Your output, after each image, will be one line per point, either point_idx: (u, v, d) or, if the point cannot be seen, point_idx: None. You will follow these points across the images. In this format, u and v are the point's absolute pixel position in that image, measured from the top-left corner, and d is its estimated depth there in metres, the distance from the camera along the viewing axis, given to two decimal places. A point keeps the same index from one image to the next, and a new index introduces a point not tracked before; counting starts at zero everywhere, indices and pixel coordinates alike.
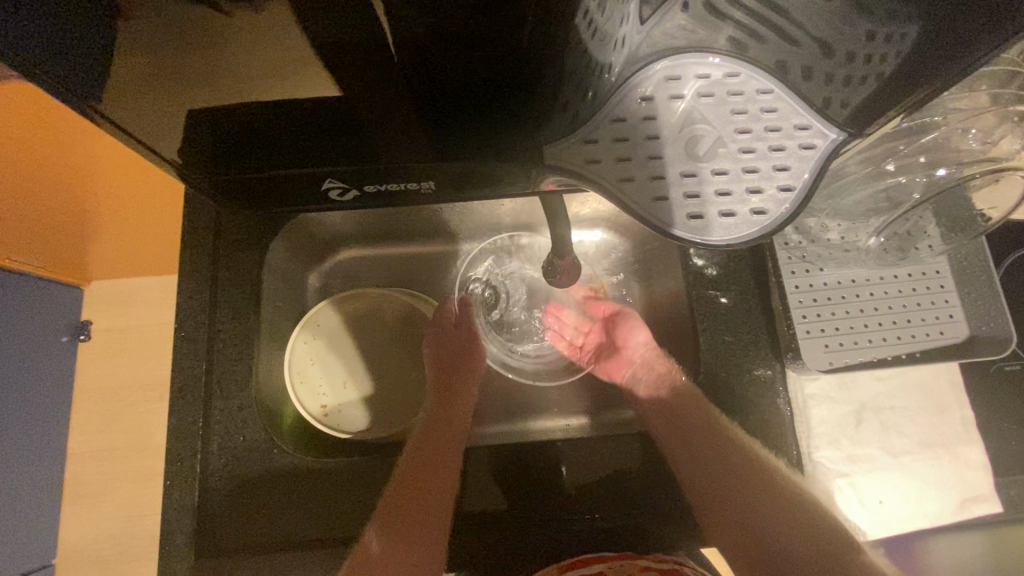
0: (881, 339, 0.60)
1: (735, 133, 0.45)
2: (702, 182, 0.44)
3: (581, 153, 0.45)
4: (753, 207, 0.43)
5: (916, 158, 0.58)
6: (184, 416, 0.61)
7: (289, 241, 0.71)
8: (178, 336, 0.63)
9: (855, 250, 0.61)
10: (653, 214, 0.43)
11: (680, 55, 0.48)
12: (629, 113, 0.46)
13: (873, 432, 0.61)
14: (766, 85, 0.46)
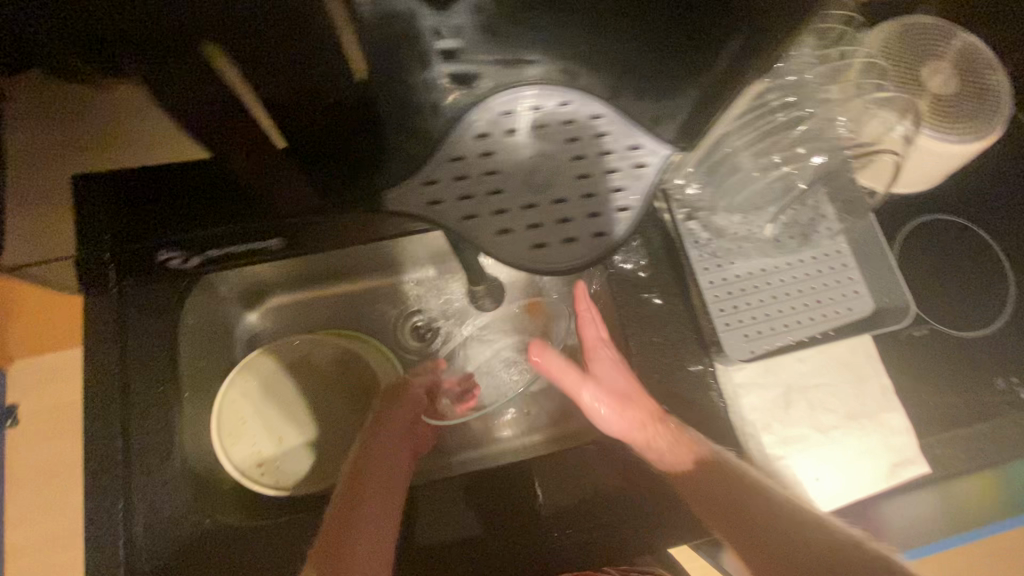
0: (796, 322, 0.63)
1: (570, 164, 0.55)
2: (546, 211, 0.54)
3: (423, 194, 0.54)
4: (595, 229, 0.53)
5: (798, 147, 0.64)
6: (103, 498, 0.57)
7: (206, 300, 0.69)
8: (89, 415, 0.59)
9: (759, 240, 0.65)
10: (501, 245, 0.53)
11: (511, 94, 0.56)
12: (468, 153, 0.55)
13: (801, 411, 0.64)
14: (593, 113, 0.56)
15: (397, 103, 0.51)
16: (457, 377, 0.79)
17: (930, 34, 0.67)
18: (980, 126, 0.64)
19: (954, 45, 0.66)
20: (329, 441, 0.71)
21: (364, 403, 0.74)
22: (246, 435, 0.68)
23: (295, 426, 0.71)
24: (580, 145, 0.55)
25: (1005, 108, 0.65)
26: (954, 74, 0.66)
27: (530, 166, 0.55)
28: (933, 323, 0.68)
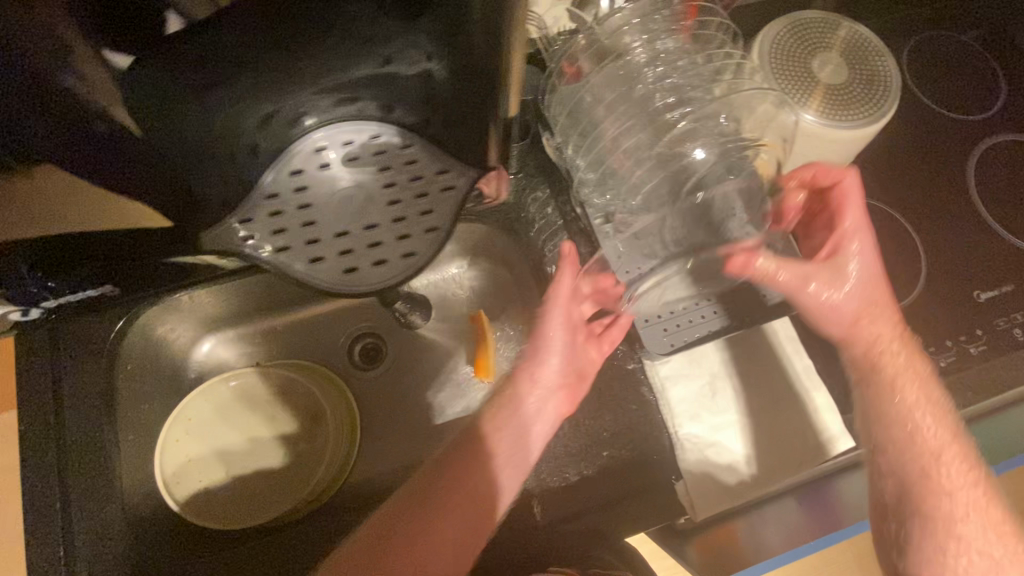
0: (701, 317, 0.67)
1: (383, 190, 0.57)
2: (356, 238, 0.55)
3: (239, 232, 0.54)
4: (404, 250, 0.55)
5: (693, 135, 0.59)
6: (43, 550, 0.57)
7: (145, 340, 0.71)
8: (24, 468, 0.60)
9: (669, 239, 0.62)
10: (315, 274, 0.54)
11: (325, 129, 0.57)
12: (283, 188, 0.56)
13: (726, 397, 0.66)
14: (404, 141, 0.58)
15: (221, 151, 0.51)
16: (408, 393, 0.81)
17: (818, 26, 0.71)
18: (870, 109, 0.67)
19: (840, 34, 0.70)
20: (276, 474, 0.73)
21: (313, 433, 0.75)
22: (194, 470, 0.70)
23: (242, 461, 0.73)
24: (383, 173, 0.58)
25: (894, 89, 0.69)
26: (843, 62, 0.69)
27: (340, 194, 0.57)
28: None
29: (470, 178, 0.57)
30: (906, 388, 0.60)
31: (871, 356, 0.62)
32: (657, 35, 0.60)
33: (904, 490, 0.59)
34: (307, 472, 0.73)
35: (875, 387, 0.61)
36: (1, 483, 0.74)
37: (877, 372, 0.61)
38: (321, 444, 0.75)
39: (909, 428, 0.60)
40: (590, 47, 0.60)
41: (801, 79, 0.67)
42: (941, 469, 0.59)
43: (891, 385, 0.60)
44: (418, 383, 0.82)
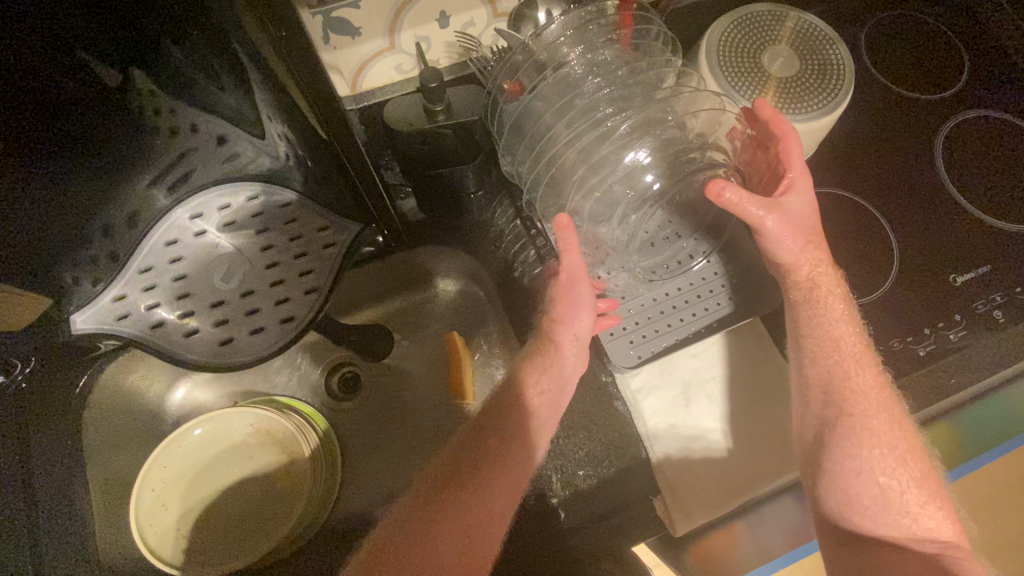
0: (669, 325, 0.64)
1: (261, 253, 0.60)
2: (232, 306, 0.58)
3: (113, 310, 0.56)
4: (281, 315, 0.59)
5: (639, 135, 0.58)
6: None
7: (108, 392, 0.71)
8: None
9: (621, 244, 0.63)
10: (191, 347, 0.57)
11: (195, 195, 0.59)
12: (155, 260, 0.57)
13: (703, 406, 0.64)
14: (281, 198, 0.61)
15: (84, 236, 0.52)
16: (387, 422, 0.80)
17: (765, 20, 0.69)
18: (824, 100, 0.66)
19: (788, 26, 0.69)
20: (259, 511, 0.70)
21: (293, 464, 0.72)
22: (171, 519, 0.68)
23: (224, 502, 0.71)
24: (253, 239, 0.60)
25: (847, 76, 0.67)
26: (793, 54, 0.68)
27: (212, 264, 0.59)
28: None
29: (351, 234, 0.61)
30: (873, 394, 0.58)
31: (822, 350, 0.59)
32: (595, 47, 0.59)
33: (885, 494, 0.57)
34: (289, 505, 0.70)
35: (843, 391, 0.58)
36: None
37: (852, 377, 0.58)
38: (301, 475, 0.72)
39: (863, 430, 0.58)
40: (528, 61, 0.59)
41: (754, 73, 0.66)
42: (915, 468, 0.57)
43: (863, 385, 0.58)
44: (398, 411, 0.81)
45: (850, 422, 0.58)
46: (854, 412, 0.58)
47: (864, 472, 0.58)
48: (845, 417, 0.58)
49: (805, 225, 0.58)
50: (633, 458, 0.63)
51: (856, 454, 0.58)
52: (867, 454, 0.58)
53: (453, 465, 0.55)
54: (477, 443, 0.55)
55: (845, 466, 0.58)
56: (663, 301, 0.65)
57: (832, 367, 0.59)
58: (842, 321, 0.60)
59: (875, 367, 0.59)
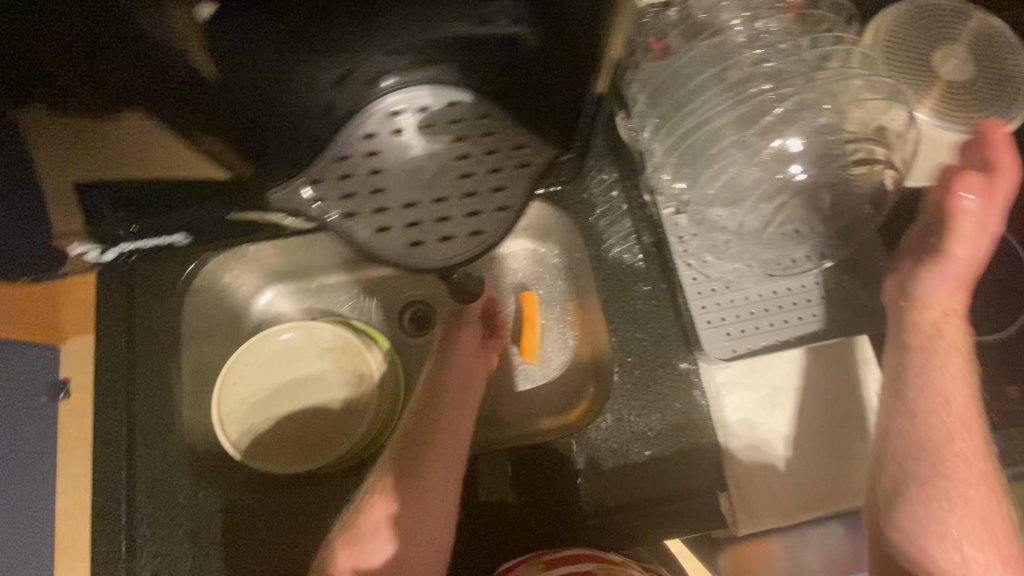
0: (770, 325, 0.61)
1: (457, 161, 0.55)
2: (424, 210, 0.54)
3: (307, 192, 0.54)
4: (471, 228, 0.53)
5: (791, 118, 0.59)
6: (106, 467, 0.64)
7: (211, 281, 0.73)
8: (98, 387, 0.67)
9: (747, 230, 0.63)
10: (379, 244, 0.53)
11: (404, 88, 0.55)
12: (353, 150, 0.55)
13: (788, 414, 0.62)
14: (484, 110, 0.57)
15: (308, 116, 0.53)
16: None
17: (946, 16, 0.63)
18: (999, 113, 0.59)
19: (972, 27, 0.62)
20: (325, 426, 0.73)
21: (363, 389, 0.74)
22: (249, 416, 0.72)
23: (296, 410, 0.73)
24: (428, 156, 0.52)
25: None
26: (972, 58, 0.61)
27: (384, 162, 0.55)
28: None
29: (549, 157, 0.56)
30: (975, 461, 0.53)
31: (931, 402, 0.54)
32: (760, 13, 0.57)
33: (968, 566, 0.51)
34: (354, 427, 0.73)
35: (945, 447, 0.53)
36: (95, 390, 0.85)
37: (954, 440, 0.54)
38: (368, 402, 0.74)
39: (958, 494, 0.52)
40: (683, 22, 0.58)
41: (923, 74, 0.60)
42: (1007, 547, 0.52)
43: (967, 448, 0.53)
44: None
45: (948, 483, 0.53)
46: (951, 476, 0.53)
47: (950, 537, 0.52)
48: (941, 476, 0.53)
49: (962, 273, 0.56)
50: (702, 452, 0.62)
51: (947, 516, 0.52)
52: (956, 521, 0.52)
53: (427, 409, 0.61)
54: (438, 392, 0.61)
55: (930, 528, 0.52)
56: (770, 299, 0.61)
57: (940, 422, 0.54)
58: (962, 379, 0.54)
59: (984, 430, 0.54)
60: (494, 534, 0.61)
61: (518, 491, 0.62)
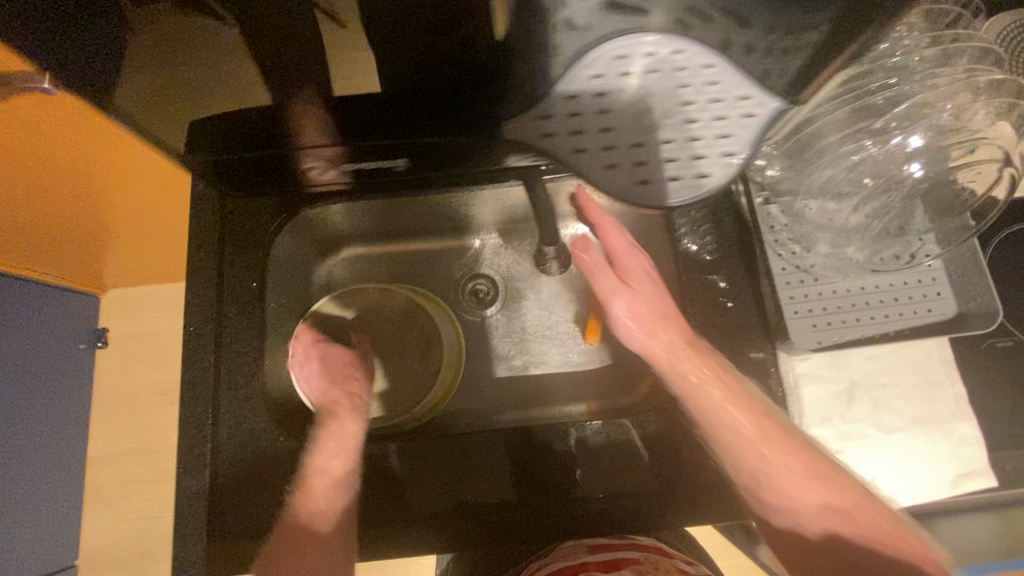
0: (856, 319, 0.62)
1: (681, 107, 0.58)
2: (650, 152, 0.58)
3: (539, 126, 0.58)
4: (700, 171, 0.58)
5: (902, 121, 0.63)
6: (192, 407, 0.64)
7: (292, 235, 0.74)
8: (184, 326, 0.66)
9: (840, 225, 0.65)
10: (607, 179, 0.59)
11: (626, 35, 0.56)
12: (580, 90, 0.58)
13: (865, 409, 0.62)
14: (710, 59, 0.57)
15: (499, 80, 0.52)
16: (519, 341, 0.82)
17: None
18: None
19: None
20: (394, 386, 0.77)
21: (430, 354, 0.77)
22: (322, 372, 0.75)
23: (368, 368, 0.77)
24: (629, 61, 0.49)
25: None
26: None
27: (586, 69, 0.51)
28: (1020, 335, 0.65)
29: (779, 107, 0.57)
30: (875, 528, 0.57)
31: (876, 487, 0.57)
32: None
33: None
34: (421, 388, 0.76)
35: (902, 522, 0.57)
36: (125, 323, 1.23)
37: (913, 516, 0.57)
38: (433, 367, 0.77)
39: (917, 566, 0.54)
40: None
41: None
42: None
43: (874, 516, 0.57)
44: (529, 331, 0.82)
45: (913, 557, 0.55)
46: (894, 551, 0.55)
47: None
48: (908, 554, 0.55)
49: None
50: (779, 440, 0.62)
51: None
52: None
53: (344, 393, 0.70)
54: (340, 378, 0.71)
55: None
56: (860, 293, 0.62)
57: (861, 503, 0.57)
58: (733, 408, 0.60)
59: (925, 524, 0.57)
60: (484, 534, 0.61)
61: (518, 484, 0.62)
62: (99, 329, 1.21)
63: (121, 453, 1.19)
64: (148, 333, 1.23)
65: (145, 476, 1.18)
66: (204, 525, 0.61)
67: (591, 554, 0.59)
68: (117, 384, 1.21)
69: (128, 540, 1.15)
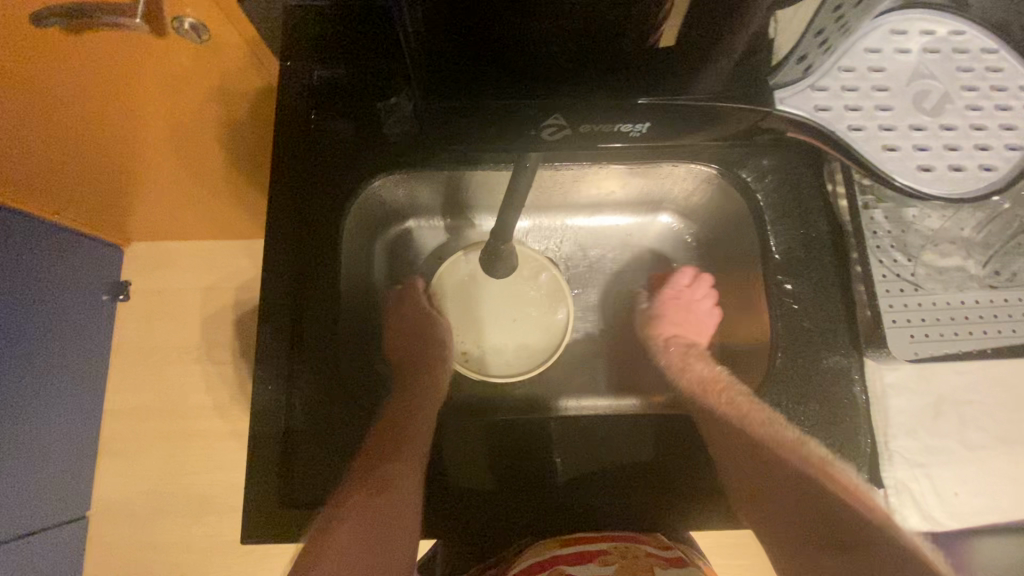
0: (955, 334, 0.63)
1: (961, 91, 0.57)
2: (932, 137, 0.55)
3: (812, 100, 0.52)
4: (982, 163, 0.55)
5: None
6: (270, 371, 0.63)
7: (380, 194, 0.74)
8: (265, 286, 0.65)
9: (950, 238, 0.66)
10: (884, 163, 0.53)
11: (903, 9, 0.57)
12: (857, 63, 0.55)
13: (951, 424, 0.63)
14: (987, 44, 0.59)
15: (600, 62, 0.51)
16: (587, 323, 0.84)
17: None
18: None
19: None
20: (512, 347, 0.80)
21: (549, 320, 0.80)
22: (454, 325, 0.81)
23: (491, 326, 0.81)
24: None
25: None
26: None
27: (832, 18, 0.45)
28: None
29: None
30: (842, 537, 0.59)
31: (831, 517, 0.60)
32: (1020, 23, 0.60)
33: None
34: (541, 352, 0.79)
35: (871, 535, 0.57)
36: (150, 279, 1.19)
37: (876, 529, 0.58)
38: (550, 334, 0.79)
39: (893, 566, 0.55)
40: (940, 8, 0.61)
41: None
42: None
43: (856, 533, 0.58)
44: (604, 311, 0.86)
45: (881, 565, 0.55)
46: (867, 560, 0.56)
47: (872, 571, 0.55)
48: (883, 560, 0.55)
49: None
50: (861, 450, 0.62)
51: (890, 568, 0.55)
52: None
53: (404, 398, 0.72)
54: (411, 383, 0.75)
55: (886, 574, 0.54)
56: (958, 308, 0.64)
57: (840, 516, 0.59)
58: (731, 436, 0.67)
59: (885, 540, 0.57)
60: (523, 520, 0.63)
61: (499, 477, 0.64)
62: (123, 283, 1.18)
63: (137, 407, 1.15)
64: (173, 290, 1.19)
65: (161, 433, 1.13)
66: (275, 489, 0.60)
67: (562, 546, 0.60)
68: (138, 337, 1.18)
69: (142, 494, 1.11)
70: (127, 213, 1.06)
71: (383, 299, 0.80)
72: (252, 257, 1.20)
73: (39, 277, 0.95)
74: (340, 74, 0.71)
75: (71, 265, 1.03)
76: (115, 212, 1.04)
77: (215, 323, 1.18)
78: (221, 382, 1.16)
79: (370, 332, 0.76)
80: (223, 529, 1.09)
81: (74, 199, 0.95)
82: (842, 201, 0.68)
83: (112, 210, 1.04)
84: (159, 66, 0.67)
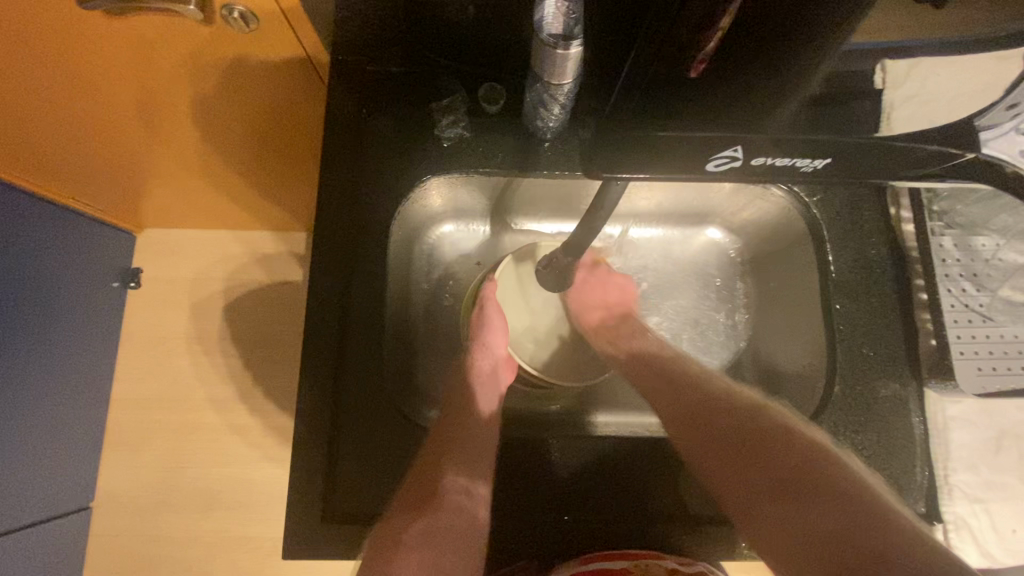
0: (1020, 369, 0.63)
1: None
2: None
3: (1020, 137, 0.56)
4: None
5: None
6: (315, 377, 0.62)
7: (430, 194, 0.71)
8: (313, 287, 0.64)
9: (1015, 271, 0.67)
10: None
11: None
12: None
13: (1010, 460, 0.63)
14: None
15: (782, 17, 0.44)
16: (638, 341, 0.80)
17: None
18: None
19: None
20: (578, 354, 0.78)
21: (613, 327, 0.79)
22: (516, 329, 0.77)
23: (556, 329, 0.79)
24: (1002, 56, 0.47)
25: None
26: None
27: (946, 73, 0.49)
28: None
29: None
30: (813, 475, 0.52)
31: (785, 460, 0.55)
32: None
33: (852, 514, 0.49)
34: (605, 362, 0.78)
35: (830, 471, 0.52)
36: (165, 267, 1.16)
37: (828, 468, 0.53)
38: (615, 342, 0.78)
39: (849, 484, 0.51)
40: None
41: None
42: None
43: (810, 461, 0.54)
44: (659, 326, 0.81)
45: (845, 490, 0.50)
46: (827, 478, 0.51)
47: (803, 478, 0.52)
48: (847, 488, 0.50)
49: None
50: (920, 483, 0.60)
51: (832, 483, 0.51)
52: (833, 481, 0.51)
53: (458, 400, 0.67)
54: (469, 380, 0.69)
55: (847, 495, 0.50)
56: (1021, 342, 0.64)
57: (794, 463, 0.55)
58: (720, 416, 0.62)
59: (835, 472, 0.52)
60: (565, 535, 0.62)
61: (543, 494, 0.62)
62: (134, 269, 1.14)
63: (144, 397, 1.12)
64: (188, 280, 1.16)
65: (169, 426, 1.10)
66: (320, 498, 0.59)
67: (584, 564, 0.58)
68: (148, 327, 1.14)
69: (147, 487, 1.07)
70: (145, 201, 1.04)
71: (421, 305, 0.77)
72: (271, 251, 1.17)
73: (53, 260, 0.93)
74: (394, 75, 0.71)
75: (85, 251, 1.00)
76: (132, 198, 1.01)
77: (231, 316, 1.15)
78: (234, 377, 1.13)
79: (411, 338, 0.74)
80: (231, 529, 1.06)
81: (96, 185, 0.92)
82: (907, 226, 0.67)
83: (129, 197, 1.00)
84: (203, 54, 0.64)
